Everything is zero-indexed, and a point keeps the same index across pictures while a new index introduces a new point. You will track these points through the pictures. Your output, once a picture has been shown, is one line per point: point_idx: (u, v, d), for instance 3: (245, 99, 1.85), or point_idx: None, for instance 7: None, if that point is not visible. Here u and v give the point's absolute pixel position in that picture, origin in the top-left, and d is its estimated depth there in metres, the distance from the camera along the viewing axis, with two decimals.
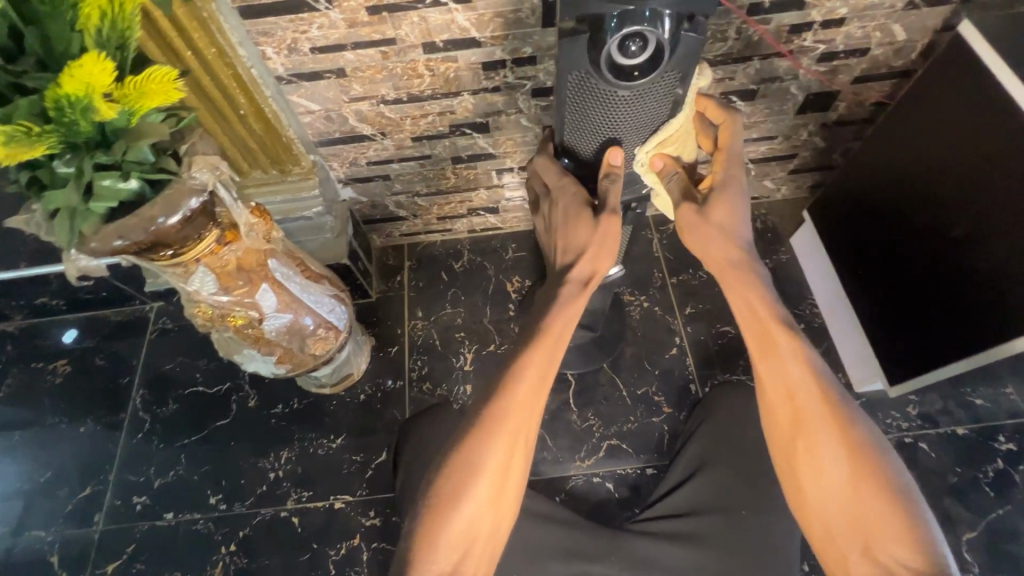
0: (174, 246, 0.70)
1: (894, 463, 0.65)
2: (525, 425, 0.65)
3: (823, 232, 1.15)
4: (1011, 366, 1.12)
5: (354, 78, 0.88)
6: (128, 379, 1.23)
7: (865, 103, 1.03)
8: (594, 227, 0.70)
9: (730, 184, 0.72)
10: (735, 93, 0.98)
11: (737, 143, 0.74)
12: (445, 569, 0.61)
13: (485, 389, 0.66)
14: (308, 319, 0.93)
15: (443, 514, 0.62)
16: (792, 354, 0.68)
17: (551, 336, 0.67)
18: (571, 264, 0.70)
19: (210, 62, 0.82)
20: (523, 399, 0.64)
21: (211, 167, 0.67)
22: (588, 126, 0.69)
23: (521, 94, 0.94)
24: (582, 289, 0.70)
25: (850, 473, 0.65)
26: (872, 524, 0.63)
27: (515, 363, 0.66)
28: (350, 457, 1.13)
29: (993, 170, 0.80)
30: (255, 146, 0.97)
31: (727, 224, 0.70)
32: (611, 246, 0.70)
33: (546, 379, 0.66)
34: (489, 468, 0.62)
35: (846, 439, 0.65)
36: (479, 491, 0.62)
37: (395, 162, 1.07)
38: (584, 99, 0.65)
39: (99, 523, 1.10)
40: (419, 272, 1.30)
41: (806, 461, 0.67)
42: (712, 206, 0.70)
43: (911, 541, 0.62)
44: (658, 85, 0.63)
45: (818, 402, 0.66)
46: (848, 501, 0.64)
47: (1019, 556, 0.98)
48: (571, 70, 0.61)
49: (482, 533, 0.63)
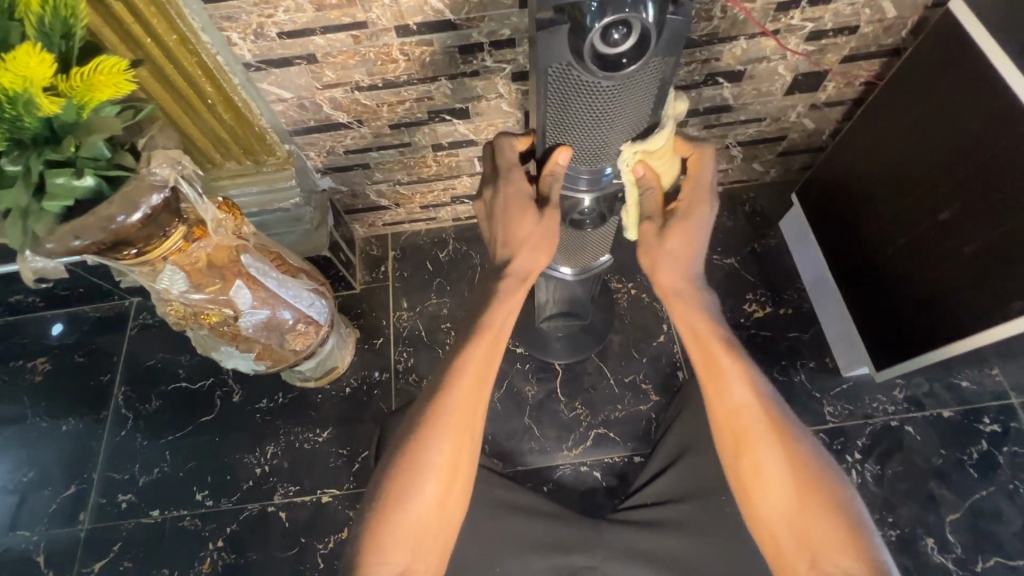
0: (137, 245, 0.68)
1: (833, 472, 0.68)
2: (468, 421, 0.67)
3: (811, 215, 1.13)
4: (998, 349, 1.12)
5: (326, 64, 0.84)
6: (110, 377, 1.21)
7: (854, 83, 1.01)
8: (539, 222, 0.71)
9: (693, 215, 0.73)
10: (721, 75, 0.96)
11: (706, 177, 0.74)
12: (397, 567, 0.64)
13: (431, 386, 0.69)
14: (286, 313, 0.91)
15: (389, 516, 0.65)
16: (736, 373, 0.70)
17: (490, 330, 0.69)
18: (511, 258, 0.71)
19: (172, 49, 0.79)
20: (464, 398, 0.67)
21: (171, 163, 0.65)
22: (570, 119, 0.65)
23: (501, 78, 0.90)
24: (521, 283, 0.72)
25: (795, 488, 0.67)
26: (819, 536, 0.65)
27: (456, 359, 0.68)
28: (337, 450, 1.13)
29: (976, 155, 0.79)
30: (226, 135, 0.94)
31: (680, 252, 0.73)
32: (547, 244, 0.72)
33: (488, 374, 0.69)
34: (432, 467, 0.66)
35: (788, 453, 0.68)
36: (426, 490, 0.66)
37: (374, 150, 1.04)
38: (567, 92, 0.61)
39: (85, 522, 1.10)
40: (403, 262, 1.28)
41: (754, 479, 0.68)
42: (670, 234, 0.72)
43: (856, 550, 0.64)
44: (643, 74, 0.60)
45: (762, 418, 0.69)
46: (795, 517, 0.67)
47: (1000, 535, 1.00)
48: (551, 64, 0.57)
49: (431, 534, 0.66)
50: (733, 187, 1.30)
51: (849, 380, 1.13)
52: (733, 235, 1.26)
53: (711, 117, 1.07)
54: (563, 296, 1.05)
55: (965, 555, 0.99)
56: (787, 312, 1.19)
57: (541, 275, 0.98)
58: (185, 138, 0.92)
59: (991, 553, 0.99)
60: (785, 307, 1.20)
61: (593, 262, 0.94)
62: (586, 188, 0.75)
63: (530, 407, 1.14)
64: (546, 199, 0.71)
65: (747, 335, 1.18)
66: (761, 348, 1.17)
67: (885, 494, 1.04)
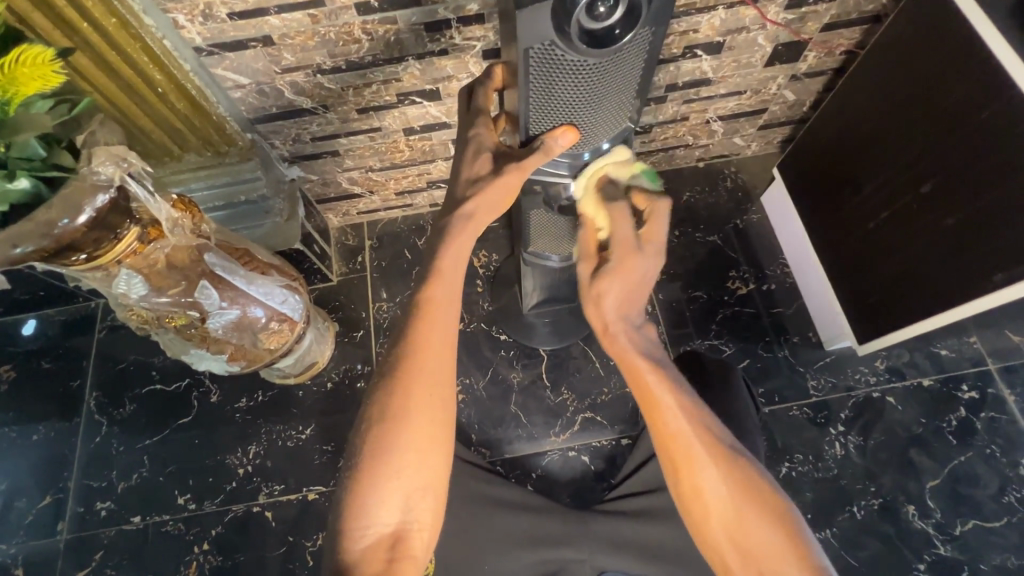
0: (86, 250, 0.65)
1: (770, 481, 0.65)
2: (439, 361, 0.61)
3: (795, 191, 1.11)
4: (977, 317, 1.13)
5: (283, 47, 0.79)
6: (80, 383, 1.17)
7: (835, 52, 0.98)
8: (495, 171, 0.63)
9: (623, 262, 0.67)
10: (700, 47, 0.92)
11: (626, 225, 0.68)
12: (392, 520, 0.58)
13: (391, 340, 0.63)
14: (258, 312, 0.87)
15: (371, 474, 0.58)
16: (666, 390, 0.67)
17: (446, 272, 0.63)
18: (466, 196, 0.63)
19: (111, 34, 0.74)
20: (428, 335, 0.61)
21: (115, 161, 0.63)
22: (557, 104, 0.60)
23: (471, 57, 0.85)
24: (469, 223, 0.63)
25: (737, 504, 0.63)
26: (765, 555, 0.61)
27: (413, 301, 0.62)
28: (321, 447, 1.11)
29: (959, 125, 0.78)
30: (182, 126, 0.90)
31: (611, 300, 0.68)
32: (496, 197, 0.63)
33: (454, 310, 0.63)
34: (409, 411, 0.59)
35: (730, 472, 0.64)
36: (403, 437, 0.58)
37: (342, 136, 0.99)
38: (551, 76, 0.57)
39: (64, 532, 1.07)
40: (381, 251, 1.25)
41: (695, 500, 0.65)
42: (598, 283, 0.68)
43: (802, 561, 0.60)
44: (629, 52, 0.57)
45: (694, 437, 0.65)
46: (737, 536, 0.62)
47: (977, 499, 1.02)
48: (534, 44, 0.53)
49: (418, 482, 0.59)
50: (714, 162, 1.29)
51: (831, 353, 1.14)
52: (714, 212, 1.25)
53: (691, 92, 1.04)
54: (546, 283, 1.03)
55: (945, 520, 1.01)
56: (770, 288, 1.19)
57: (526, 262, 0.96)
58: (137, 130, 0.87)
59: (969, 517, 1.01)
60: (767, 284, 1.20)
61: None
62: (567, 172, 0.71)
63: (516, 394, 1.13)
64: (509, 152, 0.64)
65: (731, 313, 1.17)
66: (745, 325, 1.17)
67: (867, 464, 1.06)
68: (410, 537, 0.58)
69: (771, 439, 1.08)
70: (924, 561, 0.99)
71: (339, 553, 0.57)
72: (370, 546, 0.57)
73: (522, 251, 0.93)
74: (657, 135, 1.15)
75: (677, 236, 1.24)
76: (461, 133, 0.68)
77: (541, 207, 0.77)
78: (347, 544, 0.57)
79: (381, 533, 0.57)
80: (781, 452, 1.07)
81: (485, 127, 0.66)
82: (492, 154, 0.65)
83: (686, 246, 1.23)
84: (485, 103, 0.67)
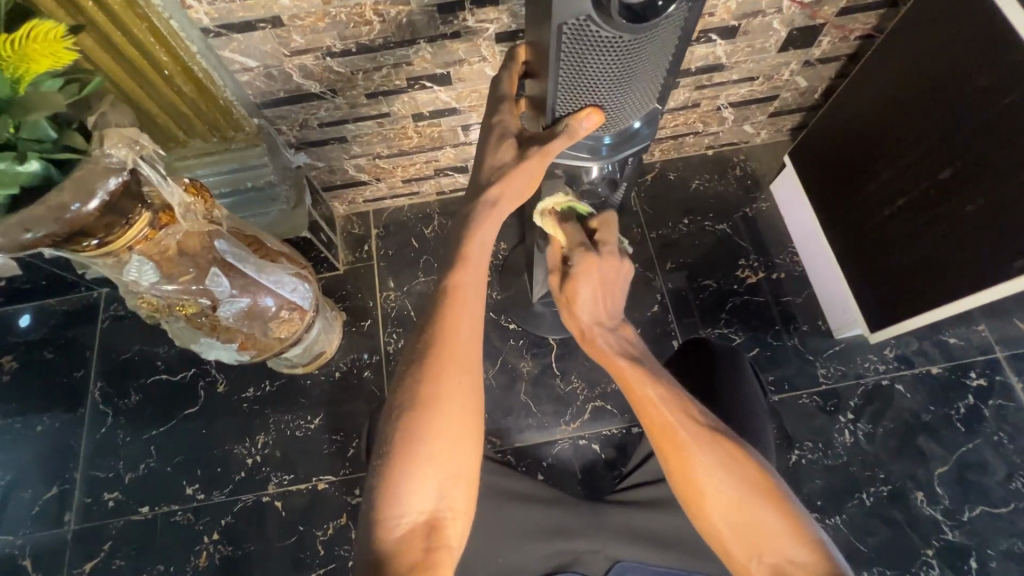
0: (98, 235, 0.64)
1: (759, 459, 0.65)
2: (469, 349, 0.60)
3: (807, 179, 1.10)
4: (985, 306, 1.13)
5: (293, 28, 0.77)
6: (84, 373, 1.15)
7: (850, 37, 0.97)
8: (519, 155, 0.61)
9: (581, 269, 0.72)
10: (714, 31, 0.91)
11: (578, 236, 0.74)
12: (427, 507, 0.57)
13: (418, 329, 0.62)
14: (268, 300, 0.86)
15: (403, 463, 0.57)
16: (647, 378, 0.69)
17: (472, 260, 0.61)
18: (488, 183, 0.62)
19: (117, 14, 0.72)
20: (456, 323, 0.60)
21: (127, 143, 0.61)
22: (585, 83, 0.59)
23: (484, 40, 0.84)
24: (493, 210, 0.62)
25: (732, 484, 0.62)
26: (763, 532, 0.61)
27: (438, 290, 0.61)
28: (329, 436, 1.10)
29: (982, 111, 0.77)
30: (188, 110, 0.88)
31: (586, 304, 0.74)
32: (521, 182, 0.61)
33: (482, 297, 0.62)
34: (440, 398, 0.58)
35: (721, 453, 0.64)
36: (434, 424, 0.58)
37: (351, 122, 0.97)
38: (583, 54, 0.55)
39: (71, 523, 1.06)
40: (388, 239, 1.23)
41: (689, 488, 0.64)
42: (568, 289, 0.74)
43: (798, 537, 0.60)
44: (664, 29, 0.55)
45: (680, 423, 0.65)
46: (733, 519, 0.62)
47: (984, 485, 1.03)
48: (568, 19, 0.52)
49: (450, 470, 0.58)
50: (723, 150, 1.28)
51: (841, 341, 1.14)
52: (723, 200, 1.25)
53: (703, 77, 1.02)
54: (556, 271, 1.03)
55: (953, 506, 1.02)
56: (780, 277, 1.19)
57: (538, 250, 0.95)
58: (143, 114, 0.86)
59: (977, 503, 1.02)
60: (776, 272, 1.19)
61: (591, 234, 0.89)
62: (589, 156, 0.68)
63: (526, 382, 1.12)
64: (533, 137, 0.63)
65: (741, 301, 1.17)
66: (755, 313, 1.16)
67: (876, 451, 1.06)
68: (444, 525, 0.58)
69: (780, 427, 1.08)
70: (932, 547, 1.00)
71: (374, 543, 0.56)
72: (405, 536, 0.56)
73: (536, 239, 0.91)
74: (668, 123, 1.14)
75: (686, 224, 1.23)
76: (485, 120, 0.67)
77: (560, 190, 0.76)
78: (383, 532, 0.56)
79: (416, 521, 0.57)
80: (790, 440, 1.07)
81: (509, 112, 0.65)
82: (516, 140, 0.63)
83: (694, 234, 1.22)
84: (510, 88, 0.66)
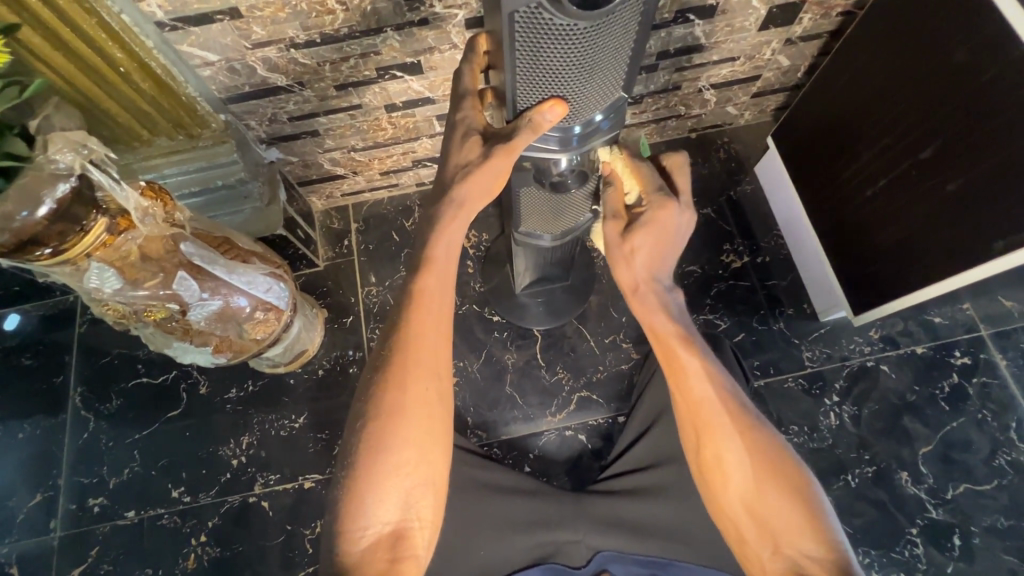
0: (51, 243, 0.63)
1: (788, 451, 0.66)
2: (434, 354, 0.59)
3: (790, 160, 1.08)
4: (971, 285, 1.13)
5: (252, 19, 0.74)
6: (63, 379, 1.13)
7: (830, 14, 0.95)
8: (483, 154, 0.60)
9: (655, 216, 0.68)
10: (693, 10, 0.88)
11: (657, 181, 0.70)
12: (393, 518, 0.57)
13: (383, 335, 0.61)
14: (241, 301, 0.84)
15: (367, 476, 0.56)
16: (694, 355, 0.68)
17: (437, 263, 0.60)
18: (454, 181, 0.60)
19: (62, 8, 0.69)
20: (421, 330, 0.59)
21: (72, 147, 0.63)
22: (545, 74, 0.57)
23: (454, 26, 0.81)
24: (459, 209, 0.60)
25: (755, 474, 0.64)
26: (779, 523, 0.62)
27: (404, 294, 0.60)
28: (314, 435, 1.09)
29: (963, 86, 0.75)
30: (149, 108, 0.85)
31: (646, 257, 0.70)
32: (487, 177, 0.59)
33: (448, 302, 0.61)
34: (406, 407, 0.57)
35: (749, 442, 0.65)
36: (400, 434, 0.57)
37: (322, 115, 0.94)
38: (538, 43, 0.54)
39: (57, 529, 1.05)
40: (368, 233, 1.21)
41: (714, 468, 0.66)
42: (631, 236, 0.69)
43: (815, 532, 0.61)
44: (620, 14, 0.52)
45: (718, 404, 0.66)
46: (752, 505, 0.63)
47: (968, 463, 1.04)
48: (518, 8, 0.50)
49: (417, 481, 0.58)
50: (707, 132, 1.26)
51: (826, 324, 1.13)
52: (707, 184, 1.23)
53: (683, 59, 1.00)
54: (536, 263, 1.01)
55: (937, 484, 1.03)
56: (765, 261, 1.18)
57: (520, 244, 0.92)
58: (102, 116, 0.83)
59: (961, 481, 1.03)
60: (762, 256, 1.18)
61: (572, 226, 0.87)
62: (558, 148, 0.66)
63: (511, 374, 1.11)
64: (498, 132, 0.61)
65: (726, 287, 1.16)
66: (740, 298, 1.16)
67: (861, 433, 1.06)
68: (410, 536, 0.57)
69: (766, 410, 1.08)
70: (916, 525, 1.01)
71: (338, 556, 0.56)
72: (370, 548, 0.56)
73: (513, 231, 0.89)
74: (649, 106, 1.12)
75: None
76: (449, 117, 0.65)
77: (532, 183, 0.74)
78: (346, 545, 0.56)
79: (381, 533, 0.56)
80: (777, 424, 1.07)
81: (472, 109, 0.63)
82: (481, 136, 0.61)
83: None
84: (471, 83, 0.63)
